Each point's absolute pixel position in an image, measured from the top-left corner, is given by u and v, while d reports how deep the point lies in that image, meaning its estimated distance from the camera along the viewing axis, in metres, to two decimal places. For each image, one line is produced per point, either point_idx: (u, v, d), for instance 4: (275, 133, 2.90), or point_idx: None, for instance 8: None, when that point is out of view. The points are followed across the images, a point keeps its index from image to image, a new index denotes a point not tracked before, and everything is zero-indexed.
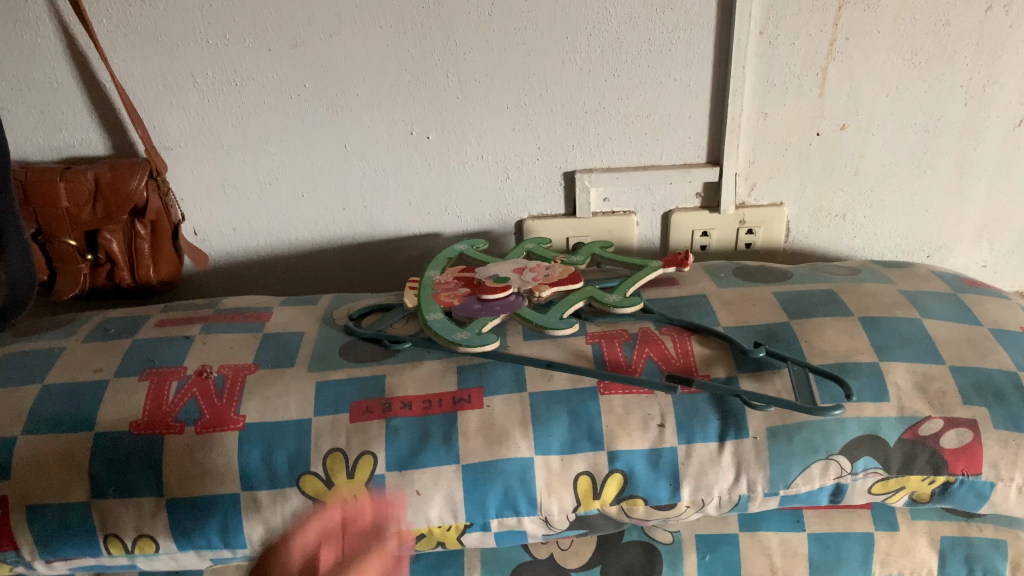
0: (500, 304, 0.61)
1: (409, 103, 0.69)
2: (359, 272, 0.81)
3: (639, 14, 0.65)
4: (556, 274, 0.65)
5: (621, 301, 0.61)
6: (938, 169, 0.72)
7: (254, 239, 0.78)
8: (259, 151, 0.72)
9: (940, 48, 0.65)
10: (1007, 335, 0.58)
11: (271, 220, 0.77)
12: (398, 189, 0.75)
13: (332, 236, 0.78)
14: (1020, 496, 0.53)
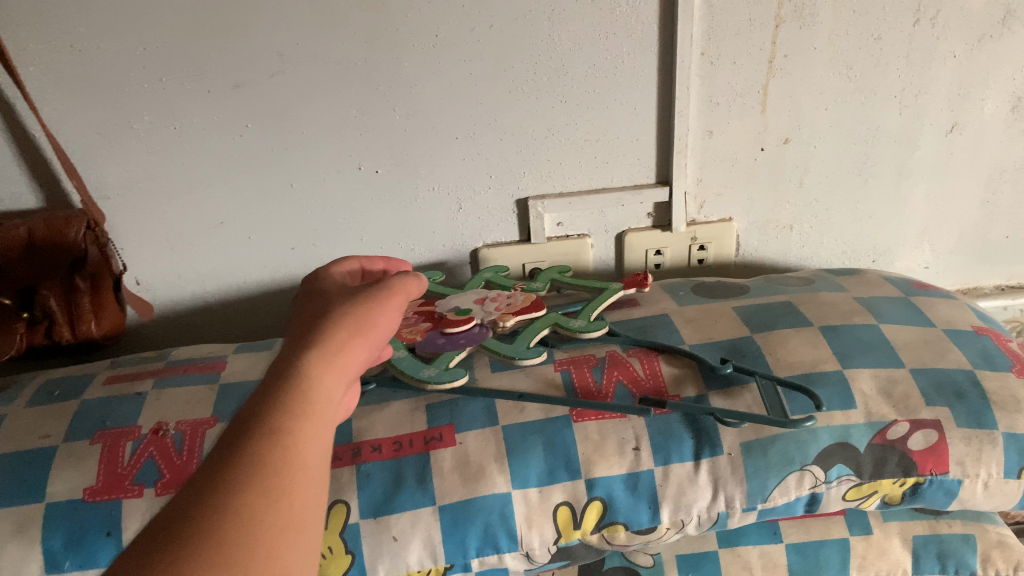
0: (464, 337, 0.60)
1: (359, 140, 0.68)
2: None
3: (583, 40, 0.65)
4: (519, 302, 0.64)
5: (587, 325, 0.61)
6: (879, 178, 0.74)
7: (205, 287, 0.76)
8: (204, 196, 0.70)
9: (874, 62, 0.67)
10: (960, 334, 0.60)
11: (222, 265, 0.75)
12: (349, 225, 0.73)
13: (287, 278, 0.76)
14: (987, 490, 0.54)
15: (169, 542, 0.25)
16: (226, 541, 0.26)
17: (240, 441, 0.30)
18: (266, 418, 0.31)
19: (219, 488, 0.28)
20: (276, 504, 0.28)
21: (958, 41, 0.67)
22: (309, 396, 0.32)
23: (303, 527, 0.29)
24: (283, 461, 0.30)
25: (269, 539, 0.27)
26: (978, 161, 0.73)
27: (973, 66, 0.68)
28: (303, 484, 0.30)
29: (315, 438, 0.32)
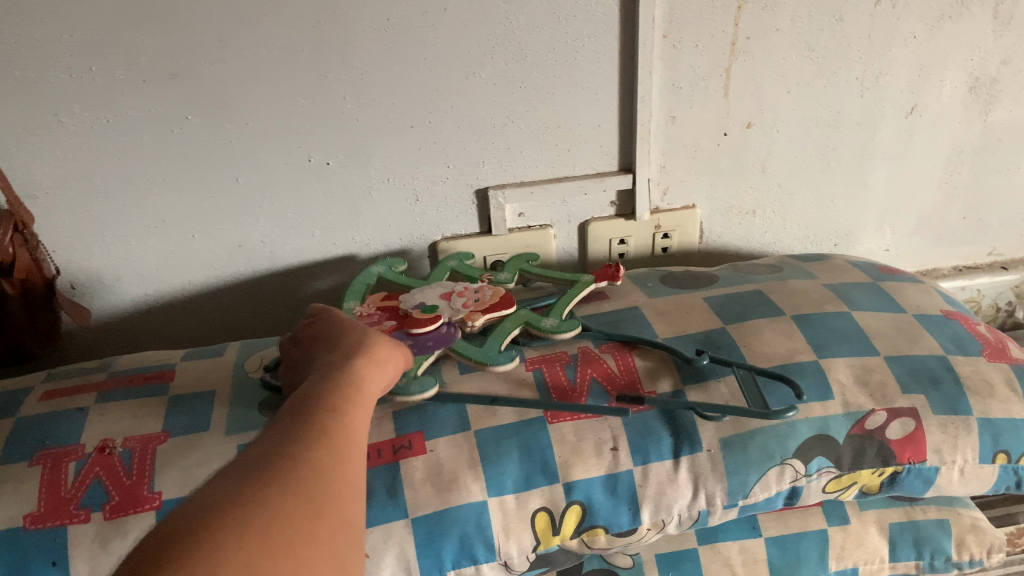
0: (432, 338, 0.58)
1: (308, 131, 0.65)
2: (264, 311, 0.75)
3: (542, 24, 0.62)
4: (488, 297, 0.61)
5: (558, 326, 0.59)
6: (841, 161, 0.74)
7: (146, 291, 0.71)
8: (142, 194, 0.65)
9: (836, 43, 0.66)
10: (930, 320, 0.59)
11: (164, 268, 0.70)
12: (301, 221, 0.70)
13: (236, 279, 0.72)
14: (963, 477, 0.54)
15: (266, 475, 0.31)
16: (312, 479, 0.32)
17: (306, 418, 0.36)
18: (326, 404, 0.38)
19: (298, 442, 0.34)
20: (341, 461, 0.34)
21: (918, 21, 0.66)
22: (355, 394, 0.40)
23: (359, 483, 0.35)
24: (341, 434, 0.36)
25: (339, 484, 0.33)
26: (936, 142, 0.73)
27: (932, 47, 0.67)
28: (357, 455, 0.36)
29: (361, 428, 0.38)
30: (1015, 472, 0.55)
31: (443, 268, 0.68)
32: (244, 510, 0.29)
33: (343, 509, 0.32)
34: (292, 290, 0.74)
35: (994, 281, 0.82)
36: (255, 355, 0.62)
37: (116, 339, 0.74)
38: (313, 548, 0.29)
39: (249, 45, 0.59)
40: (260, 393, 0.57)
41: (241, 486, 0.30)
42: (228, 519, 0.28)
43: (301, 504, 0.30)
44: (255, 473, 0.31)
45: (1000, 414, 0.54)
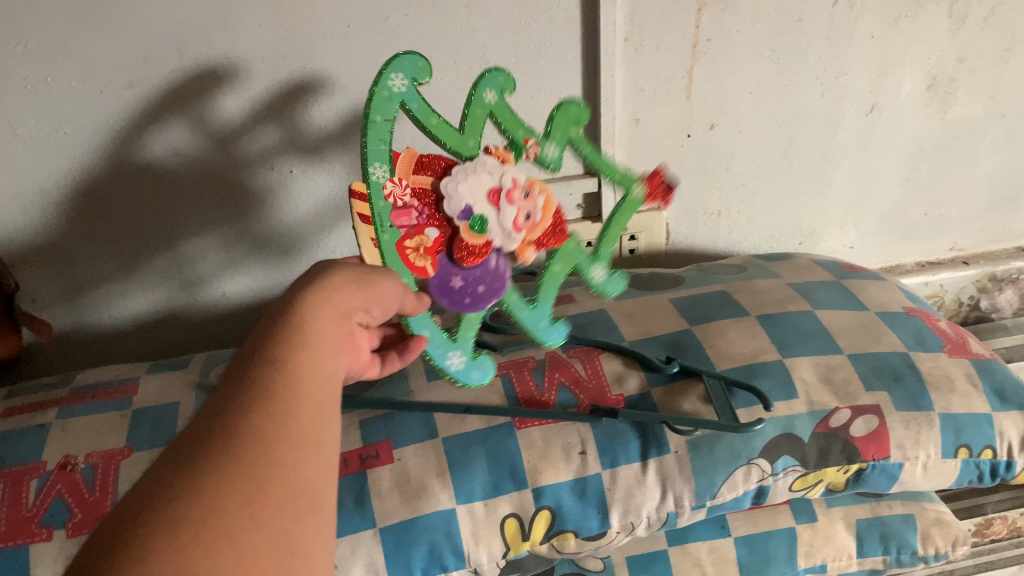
0: (484, 283, 0.47)
1: (251, 66, 0.60)
2: (235, 315, 0.75)
3: (503, 28, 0.62)
4: (541, 221, 0.47)
5: (606, 282, 0.53)
6: (803, 160, 0.74)
7: (92, 207, 0.64)
8: (71, 122, 0.59)
9: (796, 43, 0.67)
10: (893, 317, 0.60)
11: (110, 185, 0.64)
12: (268, 225, 0.69)
13: (192, 195, 0.66)
14: (926, 471, 0.55)
15: (189, 467, 0.27)
16: (245, 460, 0.27)
17: (242, 379, 0.31)
18: (270, 352, 0.32)
19: (227, 417, 0.29)
20: (283, 426, 0.29)
21: (875, 21, 0.67)
22: (314, 330, 0.34)
23: (314, 445, 0.30)
24: (285, 389, 0.31)
25: (282, 456, 0.28)
26: (896, 140, 0.74)
27: (890, 46, 0.68)
28: (309, 408, 0.31)
29: (319, 367, 0.33)
30: (977, 465, 0.56)
31: (480, 105, 0.47)
32: (164, 515, 0.25)
33: (290, 488, 0.28)
34: (250, 212, 0.68)
35: (956, 276, 0.83)
36: (220, 365, 0.62)
37: (55, 263, 0.66)
38: (252, 537, 0.25)
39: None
40: None
41: (175, 469, 0.27)
42: (144, 531, 0.24)
43: (238, 484, 0.26)
44: (176, 467, 0.27)
45: (960, 408, 0.55)
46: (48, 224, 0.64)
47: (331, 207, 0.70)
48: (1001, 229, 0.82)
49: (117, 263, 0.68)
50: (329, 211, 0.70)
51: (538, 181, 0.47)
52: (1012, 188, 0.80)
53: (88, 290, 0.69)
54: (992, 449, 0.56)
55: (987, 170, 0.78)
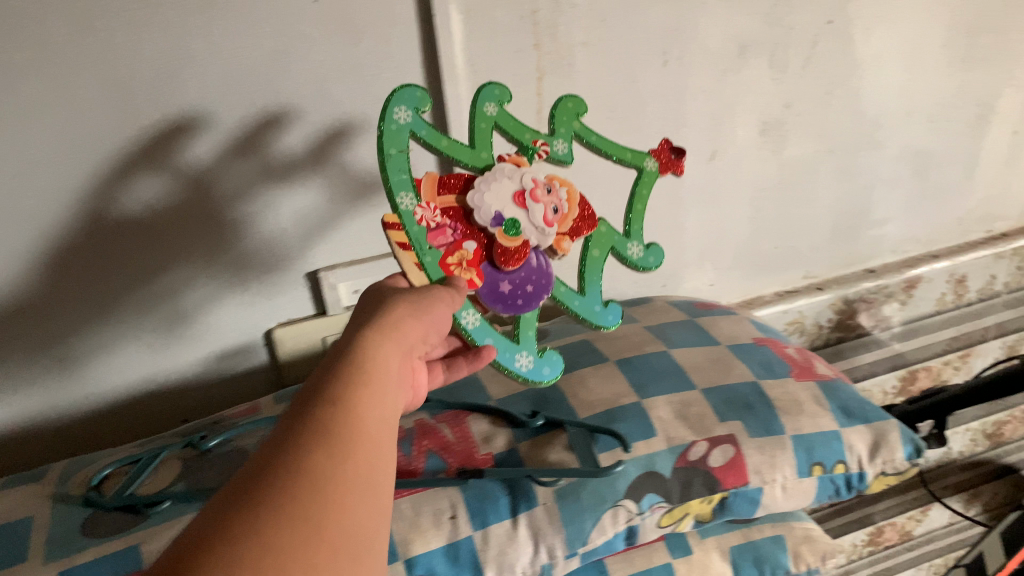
0: (530, 282, 0.50)
1: (204, 101, 0.56)
2: (142, 415, 0.68)
3: (342, 106, 0.60)
4: (570, 209, 0.50)
5: (539, 368, 0.51)
6: (655, 209, 0.75)
7: (73, 279, 0.59)
8: (26, 196, 0.55)
9: (635, 103, 0.68)
10: (743, 349, 0.64)
11: (92, 252, 0.59)
12: (167, 307, 0.64)
13: (177, 246, 0.61)
14: (784, 492, 0.58)
15: (253, 493, 0.28)
16: (307, 491, 0.29)
17: (310, 409, 0.33)
18: (337, 387, 0.34)
19: (294, 447, 0.31)
20: (345, 462, 0.31)
21: (705, 75, 0.69)
22: (375, 370, 0.37)
23: (369, 483, 0.31)
24: (350, 426, 0.33)
25: (340, 492, 0.30)
26: (741, 182, 0.77)
27: (723, 97, 0.71)
28: (368, 445, 0.33)
29: (379, 407, 0.35)
30: (833, 480, 0.59)
31: (484, 120, 0.50)
32: (227, 540, 0.26)
33: (343, 525, 0.29)
34: (158, 279, 0.62)
35: (812, 301, 0.87)
36: (80, 476, 0.58)
37: (42, 346, 0.61)
38: None
39: (96, 54, 0.52)
40: (83, 512, 0.53)
41: (239, 495, 0.28)
42: (208, 555, 0.25)
43: (299, 525, 0.27)
44: (241, 493, 0.28)
45: (810, 428, 0.59)
46: (21, 315, 0.59)
47: (252, 231, 0.63)
48: (846, 254, 0.88)
49: (105, 336, 0.63)
50: (324, 229, 0.65)
51: (557, 176, 0.51)
52: (849, 217, 0.85)
53: (78, 377, 0.64)
54: (844, 463, 0.59)
55: (826, 203, 0.83)
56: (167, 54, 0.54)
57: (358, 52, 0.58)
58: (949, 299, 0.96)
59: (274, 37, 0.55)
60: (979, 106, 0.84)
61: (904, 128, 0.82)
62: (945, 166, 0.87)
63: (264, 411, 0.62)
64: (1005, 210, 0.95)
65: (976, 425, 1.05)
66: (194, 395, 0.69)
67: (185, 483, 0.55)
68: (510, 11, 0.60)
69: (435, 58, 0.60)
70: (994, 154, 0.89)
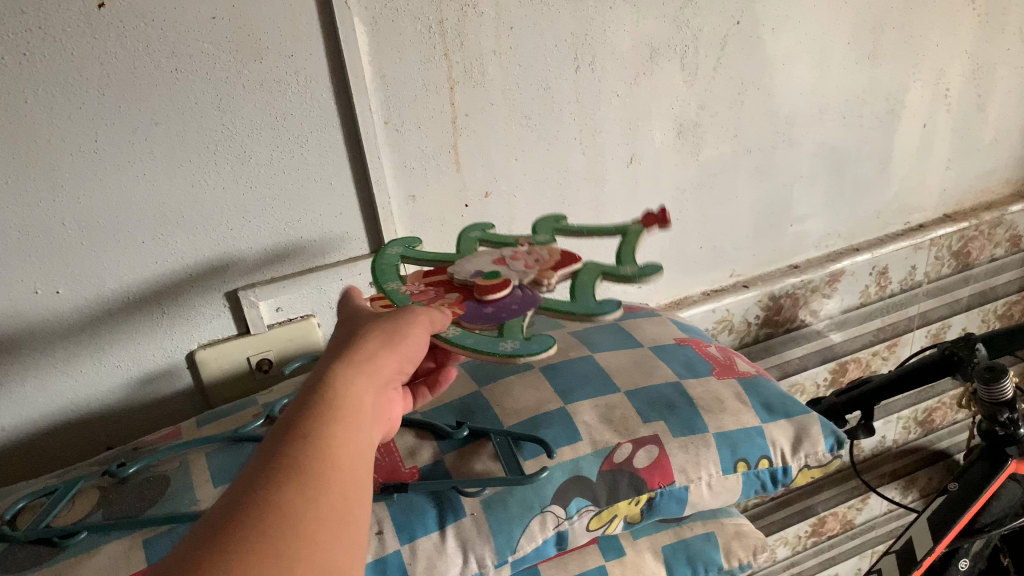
0: (514, 301, 0.49)
1: (124, 120, 0.55)
2: (62, 445, 0.66)
3: (259, 121, 0.60)
4: (548, 259, 0.53)
5: (526, 348, 0.45)
6: (578, 215, 0.77)
7: (14, 318, 0.59)
8: None
9: (549, 111, 0.70)
10: (665, 349, 0.66)
11: (37, 291, 0.58)
12: (91, 334, 0.62)
13: (109, 270, 0.60)
14: (711, 490, 0.59)
15: (223, 537, 0.28)
16: (276, 533, 0.28)
17: (282, 445, 0.32)
18: (312, 421, 0.34)
19: (264, 487, 0.30)
20: (317, 500, 0.30)
21: (618, 81, 0.71)
22: (350, 403, 0.36)
23: (342, 520, 0.31)
24: (322, 463, 0.32)
25: (311, 533, 0.29)
26: (661, 185, 0.79)
27: (636, 102, 0.73)
28: (342, 481, 0.32)
29: (353, 440, 0.34)
30: (758, 476, 0.61)
31: (471, 241, 0.57)
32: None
33: (316, 566, 0.29)
34: (89, 308, 0.61)
35: (739, 299, 0.89)
36: None
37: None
38: None
39: (13, 87, 0.51)
40: None
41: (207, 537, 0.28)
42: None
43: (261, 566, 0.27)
44: (209, 536, 0.28)
45: (733, 426, 0.60)
46: None
47: (184, 254, 0.62)
48: (771, 253, 0.90)
49: (49, 373, 0.62)
50: (271, 247, 0.65)
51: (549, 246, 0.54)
52: (771, 215, 0.87)
53: (26, 414, 0.63)
54: (768, 458, 0.60)
55: (747, 202, 0.85)
56: (84, 78, 0.53)
57: (261, 68, 0.58)
58: (872, 291, 1.00)
59: (173, 56, 0.55)
60: (888, 102, 0.86)
61: (818, 124, 0.84)
62: (861, 161, 0.90)
63: (185, 435, 0.60)
64: (921, 202, 0.98)
65: (907, 413, 1.08)
66: (116, 423, 0.67)
67: (104, 512, 0.52)
68: (415, 22, 0.61)
69: (343, 72, 0.61)
70: (907, 147, 0.92)
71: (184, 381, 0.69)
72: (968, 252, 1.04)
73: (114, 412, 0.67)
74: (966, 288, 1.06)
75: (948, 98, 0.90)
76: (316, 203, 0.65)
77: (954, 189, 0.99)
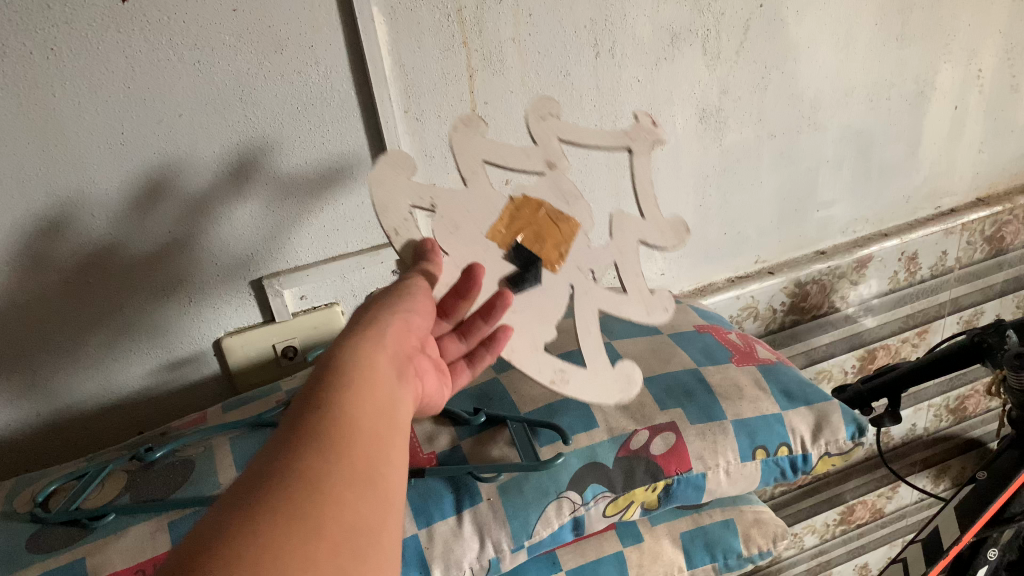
0: None
1: (149, 111, 0.56)
2: (94, 431, 0.68)
3: (280, 112, 0.60)
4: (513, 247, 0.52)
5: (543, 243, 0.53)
6: (599, 203, 0.77)
7: (47, 306, 0.60)
8: None
9: (568, 98, 0.70)
10: (684, 337, 0.67)
11: (67, 280, 0.60)
12: (122, 322, 0.64)
13: (137, 258, 0.62)
14: (729, 477, 0.59)
15: (250, 504, 0.28)
16: (301, 494, 0.29)
17: (297, 420, 0.33)
18: (327, 393, 0.35)
19: (285, 456, 0.31)
20: (338, 464, 0.31)
21: (638, 67, 0.71)
22: (357, 368, 0.37)
23: (365, 480, 0.32)
24: (339, 430, 0.33)
25: (337, 494, 0.30)
26: (682, 171, 0.78)
27: (656, 88, 0.72)
28: (361, 444, 0.33)
29: (368, 405, 0.36)
30: (777, 463, 0.61)
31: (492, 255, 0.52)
32: (223, 551, 0.26)
33: (344, 525, 0.29)
34: (119, 295, 0.63)
35: (765, 285, 0.89)
36: (27, 489, 0.56)
37: (22, 374, 0.62)
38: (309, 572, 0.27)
39: (40, 81, 0.52)
40: (28, 528, 0.51)
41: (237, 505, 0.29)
42: (205, 567, 0.25)
43: (291, 524, 0.28)
44: (236, 504, 0.28)
45: (751, 413, 0.60)
46: None
47: (210, 241, 0.64)
48: (796, 239, 0.90)
49: (80, 358, 0.64)
50: (292, 233, 0.66)
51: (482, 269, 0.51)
52: (796, 201, 0.87)
53: (59, 399, 0.65)
54: (787, 445, 0.60)
55: (771, 187, 0.84)
56: (108, 68, 0.54)
57: (282, 59, 0.58)
58: (901, 277, 0.98)
59: (195, 48, 0.56)
60: (917, 84, 0.85)
61: (843, 108, 0.82)
62: (888, 145, 0.88)
63: (211, 421, 0.62)
64: (951, 186, 0.96)
65: (939, 401, 1.06)
66: (147, 409, 0.69)
67: (131, 495, 0.53)
68: (433, 11, 0.61)
69: (363, 62, 0.61)
70: (938, 130, 0.90)
71: (211, 368, 0.70)
72: (1001, 238, 1.02)
73: (142, 398, 0.68)
74: (1001, 274, 1.04)
75: (980, 79, 0.88)
76: (337, 189, 0.66)
77: (987, 173, 0.97)
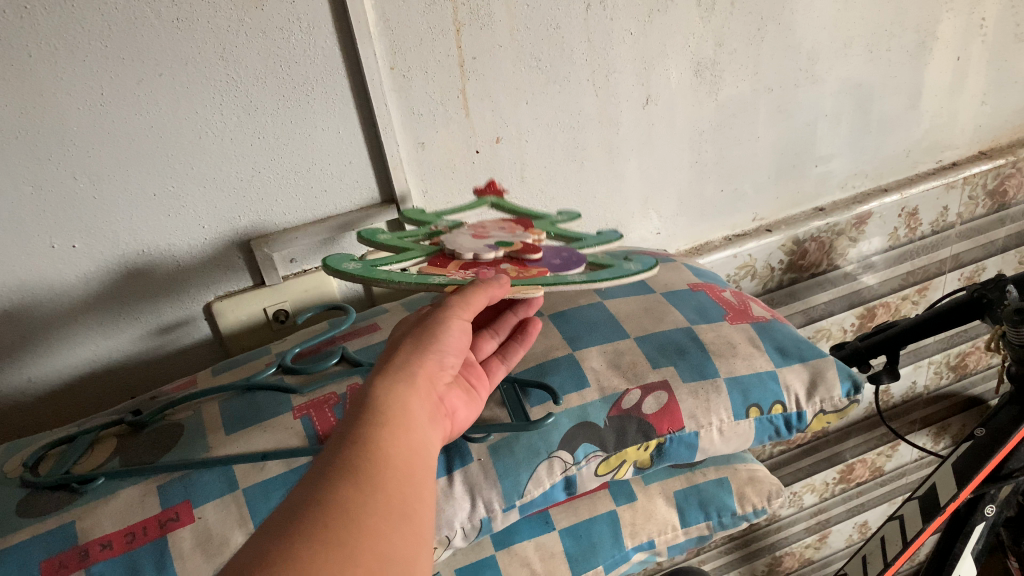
0: (562, 251, 0.53)
1: (128, 64, 0.55)
2: (83, 397, 0.67)
3: (262, 71, 0.59)
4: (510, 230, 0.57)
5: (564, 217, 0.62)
6: (592, 160, 0.75)
7: (32, 265, 0.60)
8: None
9: (558, 51, 0.68)
10: (677, 295, 0.66)
11: (52, 244, 0.59)
12: (114, 288, 0.63)
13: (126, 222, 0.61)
14: (721, 435, 0.59)
15: (290, 533, 0.28)
16: (335, 529, 0.29)
17: (336, 451, 0.33)
18: (351, 432, 0.34)
19: (321, 488, 0.31)
20: (375, 497, 0.31)
21: (629, 19, 0.69)
22: (402, 413, 0.36)
23: (398, 514, 0.31)
24: (378, 462, 0.33)
25: (374, 524, 0.30)
26: (676, 127, 0.77)
27: (648, 40, 0.71)
28: (397, 480, 0.33)
29: (408, 444, 0.35)
30: (771, 421, 0.61)
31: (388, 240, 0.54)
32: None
33: (376, 555, 0.29)
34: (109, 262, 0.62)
35: (762, 243, 0.87)
36: (17, 456, 0.55)
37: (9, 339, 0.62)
38: None
39: (13, 38, 0.51)
40: (17, 493, 0.50)
41: (277, 531, 0.29)
42: None
43: (328, 550, 0.28)
44: (277, 527, 0.29)
45: (745, 370, 0.60)
46: None
47: (195, 203, 0.63)
48: (794, 195, 0.89)
49: (75, 327, 0.64)
50: (276, 197, 0.65)
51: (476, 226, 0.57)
52: (793, 155, 0.85)
53: (49, 366, 0.65)
54: (782, 403, 0.60)
55: (770, 141, 0.83)
56: (77, 19, 0.52)
57: (262, 15, 0.57)
58: (901, 233, 0.97)
59: (173, 4, 0.54)
60: (918, 34, 0.83)
61: (842, 60, 0.81)
62: (887, 97, 0.86)
63: (201, 384, 0.61)
64: (953, 140, 0.94)
65: (939, 358, 1.06)
66: (136, 373, 0.69)
67: (120, 460, 0.53)
68: None
69: (345, 16, 0.59)
70: (938, 83, 0.88)
71: (203, 331, 0.70)
72: (1004, 192, 1.00)
73: (133, 363, 0.68)
74: (1002, 229, 1.03)
75: (983, 27, 0.85)
76: (324, 149, 0.65)
77: (990, 125, 0.95)
